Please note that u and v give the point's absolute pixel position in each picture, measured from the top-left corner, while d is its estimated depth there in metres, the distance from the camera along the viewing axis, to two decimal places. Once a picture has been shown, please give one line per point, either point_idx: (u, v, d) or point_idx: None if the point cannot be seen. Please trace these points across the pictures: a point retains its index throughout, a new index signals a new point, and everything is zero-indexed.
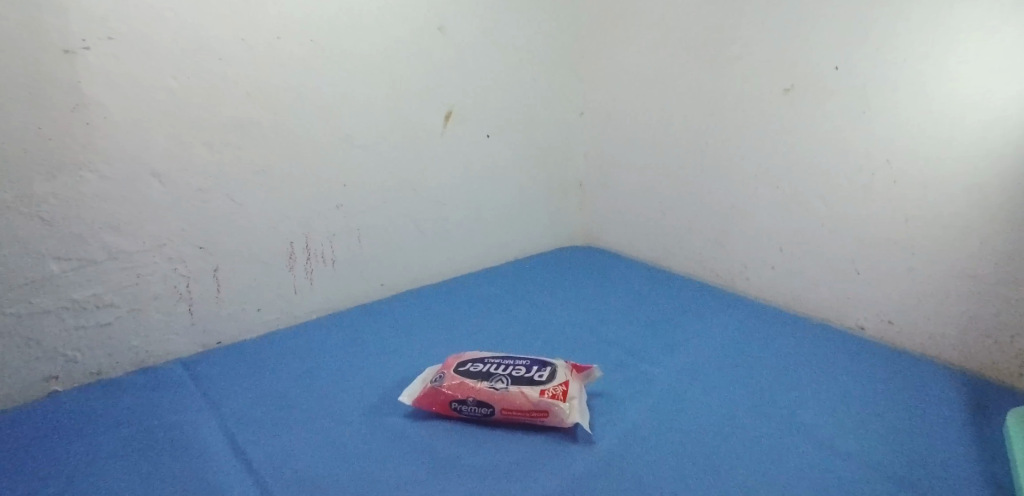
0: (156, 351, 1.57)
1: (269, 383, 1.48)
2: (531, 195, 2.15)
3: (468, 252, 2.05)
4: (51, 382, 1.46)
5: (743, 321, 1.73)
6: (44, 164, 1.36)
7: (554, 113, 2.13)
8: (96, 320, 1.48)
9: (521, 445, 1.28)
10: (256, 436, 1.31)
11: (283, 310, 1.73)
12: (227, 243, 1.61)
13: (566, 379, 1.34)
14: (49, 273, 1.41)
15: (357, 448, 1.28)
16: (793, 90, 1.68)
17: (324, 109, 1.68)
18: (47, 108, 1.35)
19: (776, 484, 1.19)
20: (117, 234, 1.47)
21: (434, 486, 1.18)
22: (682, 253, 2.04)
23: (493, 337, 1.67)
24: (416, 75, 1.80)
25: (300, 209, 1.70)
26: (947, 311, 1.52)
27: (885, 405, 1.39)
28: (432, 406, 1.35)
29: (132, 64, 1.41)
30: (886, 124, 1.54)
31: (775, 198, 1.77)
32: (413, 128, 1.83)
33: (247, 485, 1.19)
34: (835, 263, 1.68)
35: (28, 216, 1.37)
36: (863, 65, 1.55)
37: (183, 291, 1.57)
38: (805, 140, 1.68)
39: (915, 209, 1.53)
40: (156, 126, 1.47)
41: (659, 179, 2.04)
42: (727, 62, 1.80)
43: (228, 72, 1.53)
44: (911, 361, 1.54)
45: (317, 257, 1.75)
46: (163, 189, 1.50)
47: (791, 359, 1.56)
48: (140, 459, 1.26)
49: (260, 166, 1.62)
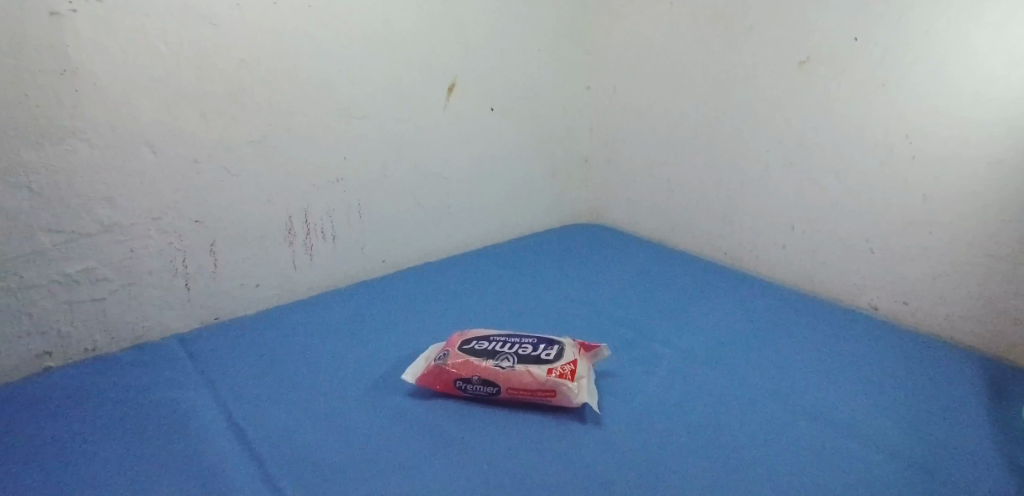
0: (152, 327, 1.54)
1: (267, 361, 1.45)
2: (536, 172, 2.10)
3: (470, 230, 2.01)
4: (45, 357, 1.43)
5: (753, 301, 1.69)
6: (33, 132, 1.32)
7: (560, 87, 2.07)
8: (90, 295, 1.45)
9: (526, 425, 1.25)
10: (256, 414, 1.28)
11: (283, 286, 1.70)
12: (224, 217, 1.57)
13: (573, 358, 1.30)
14: (41, 246, 1.37)
15: (358, 426, 1.25)
16: (808, 63, 1.63)
17: (324, 81, 1.63)
18: (35, 74, 1.30)
19: (787, 465, 1.16)
20: (110, 206, 1.43)
21: (437, 465, 1.15)
22: (690, 232, 2.00)
23: (497, 315, 1.64)
24: (418, 47, 1.75)
25: (298, 184, 1.65)
26: (964, 291, 1.48)
27: (901, 387, 1.36)
28: (435, 385, 1.32)
29: (123, 30, 1.36)
30: (903, 98, 1.49)
31: (787, 175, 1.72)
32: (416, 101, 1.79)
33: (246, 462, 1.17)
34: (848, 242, 1.64)
35: (18, 187, 1.33)
36: (883, 36, 1.49)
37: (179, 266, 1.54)
38: (819, 114, 1.63)
39: (931, 185, 1.48)
40: (149, 95, 1.42)
41: (667, 156, 2.00)
42: (739, 33, 1.74)
43: (223, 39, 1.47)
44: (925, 342, 1.51)
45: (318, 232, 1.71)
46: (157, 160, 1.46)
47: (803, 339, 1.52)
48: (135, 437, 1.23)
49: (257, 138, 1.57)
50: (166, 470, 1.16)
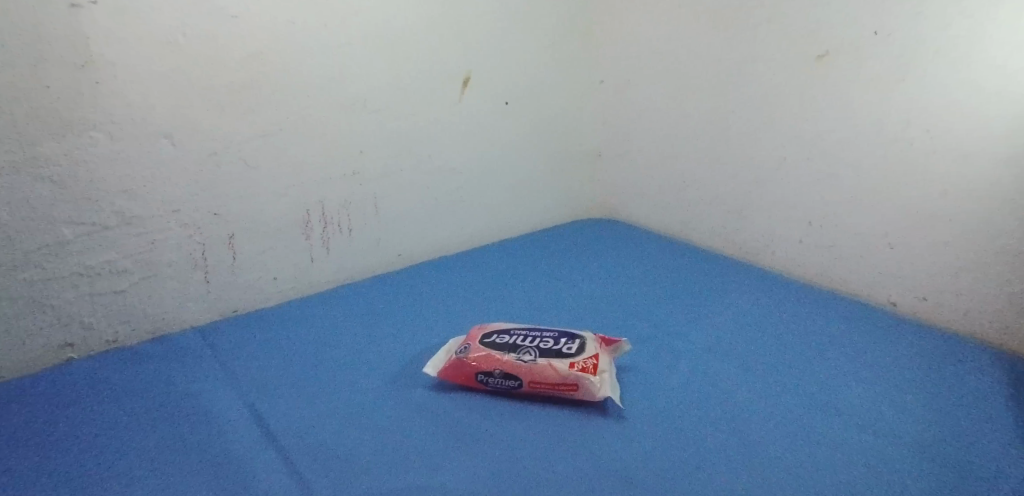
0: (171, 319, 1.54)
1: (287, 353, 1.45)
2: (549, 166, 2.10)
3: (484, 224, 2.01)
4: (67, 349, 1.43)
5: (772, 296, 1.69)
6: (53, 123, 1.32)
7: (573, 81, 2.07)
8: (111, 287, 1.45)
9: (548, 419, 1.24)
10: (277, 406, 1.28)
11: (299, 279, 1.70)
12: (242, 209, 1.57)
13: (595, 352, 1.30)
14: (63, 238, 1.37)
15: (380, 419, 1.25)
16: (826, 56, 1.62)
17: (339, 73, 1.62)
18: (55, 65, 1.30)
19: (811, 459, 1.16)
20: (130, 198, 1.43)
21: (461, 458, 1.15)
22: (705, 226, 1.99)
23: (514, 309, 1.64)
24: (417, 45, 1.72)
25: (315, 176, 1.65)
26: (985, 287, 1.47)
27: (922, 383, 1.35)
28: (456, 378, 1.32)
29: (141, 21, 1.36)
30: (923, 92, 1.48)
31: (804, 169, 1.71)
32: (420, 98, 1.76)
33: (269, 454, 1.17)
34: (866, 237, 1.63)
35: (40, 179, 1.33)
36: (903, 29, 1.48)
37: (198, 258, 1.54)
38: (837, 108, 1.62)
39: (952, 180, 1.47)
40: (167, 86, 1.42)
41: (682, 150, 1.99)
42: (756, 27, 1.73)
43: (239, 31, 1.47)
44: (946, 338, 1.50)
45: (334, 225, 1.71)
46: (175, 151, 1.46)
47: (822, 334, 1.52)
48: (158, 428, 1.23)
49: (274, 130, 1.57)
50: (190, 462, 1.16)
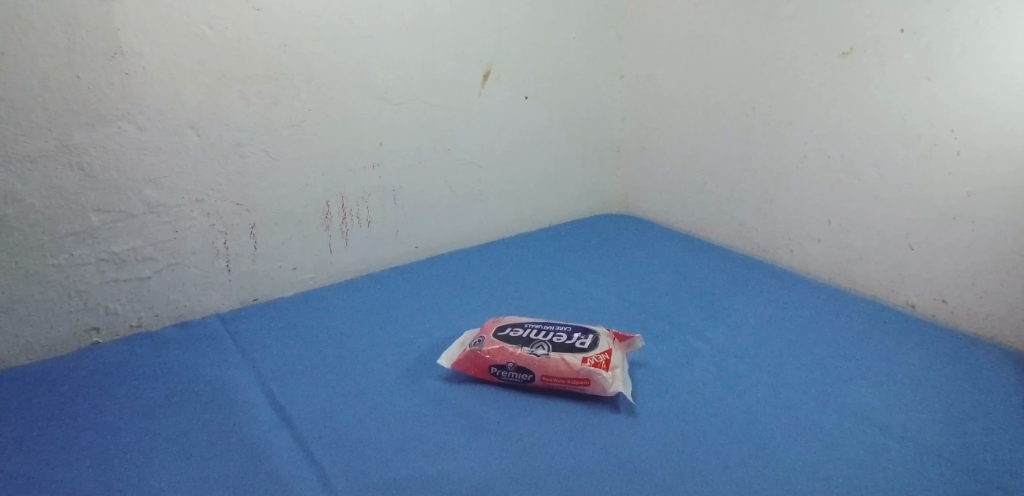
0: (194, 306, 1.57)
1: (306, 343, 1.47)
2: (568, 160, 2.10)
3: (502, 217, 2.02)
4: (93, 333, 1.47)
5: (788, 294, 1.68)
6: (83, 113, 1.35)
7: (595, 74, 2.07)
8: (136, 273, 1.48)
9: (560, 412, 1.26)
10: (296, 393, 1.31)
11: (319, 269, 1.72)
12: (264, 200, 1.59)
13: (608, 347, 1.31)
14: (90, 225, 1.41)
15: (395, 409, 1.27)
16: (851, 53, 1.60)
17: (362, 65, 1.64)
18: (86, 57, 1.33)
19: (824, 460, 1.15)
20: (155, 187, 1.46)
21: (473, 449, 1.17)
22: (724, 223, 1.99)
23: (530, 303, 1.65)
24: (421, 45, 1.71)
25: (335, 168, 1.67)
26: (1007, 290, 1.45)
27: (939, 386, 1.34)
28: (470, 370, 1.33)
29: (169, 13, 1.39)
30: (950, 91, 1.46)
31: (824, 168, 1.70)
32: (431, 94, 1.76)
33: (287, 440, 1.19)
34: (887, 237, 1.62)
35: (69, 167, 1.36)
36: (931, 26, 1.46)
37: (220, 247, 1.57)
38: (861, 107, 1.61)
39: (976, 181, 1.46)
40: (193, 77, 1.44)
41: (702, 147, 1.98)
42: (780, 23, 1.72)
43: (264, 23, 1.49)
44: (965, 341, 1.49)
45: (353, 216, 1.73)
46: (201, 142, 1.48)
47: (839, 335, 1.51)
48: (178, 413, 1.26)
49: (297, 122, 1.59)
50: (209, 446, 1.19)
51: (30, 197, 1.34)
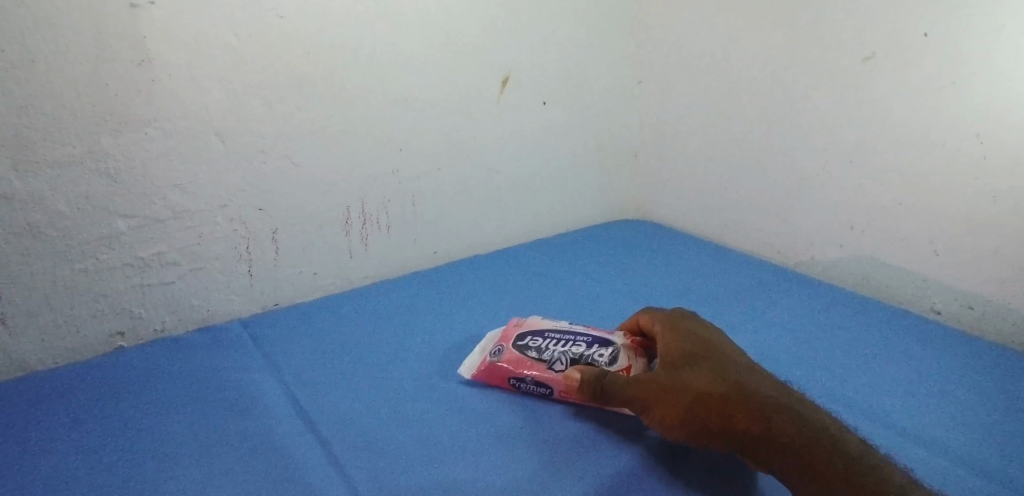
0: (216, 311, 1.58)
1: (330, 347, 1.48)
2: (586, 165, 2.09)
3: (519, 223, 2.01)
4: (118, 337, 1.49)
5: (810, 300, 1.67)
6: (110, 120, 1.37)
7: (614, 80, 2.06)
8: (160, 277, 1.50)
9: (582, 418, 1.25)
10: (319, 397, 1.31)
11: (339, 274, 1.73)
12: (286, 206, 1.60)
13: (627, 364, 1.26)
14: (117, 230, 1.42)
15: (418, 413, 1.27)
16: (873, 58, 1.59)
17: (383, 70, 1.64)
18: (115, 63, 1.35)
19: None
20: (180, 192, 1.47)
21: (496, 456, 1.17)
22: (743, 229, 1.97)
23: (549, 310, 1.64)
24: (440, 51, 1.71)
25: (356, 174, 1.68)
26: None
27: (969, 393, 1.33)
28: (490, 380, 1.33)
29: (195, 20, 1.40)
30: (977, 94, 1.45)
31: (846, 173, 1.69)
32: (451, 100, 1.77)
33: (312, 443, 1.20)
34: (912, 243, 1.60)
35: (97, 173, 1.38)
36: (958, 31, 1.45)
37: (242, 251, 1.57)
38: (883, 112, 1.59)
39: (1003, 186, 1.44)
40: (218, 84, 1.46)
41: (722, 152, 1.97)
42: (801, 27, 1.71)
43: (287, 29, 1.50)
44: (992, 347, 1.47)
45: (373, 222, 1.74)
46: (225, 148, 1.50)
47: (865, 340, 1.49)
48: (202, 417, 1.27)
49: (318, 128, 1.60)
50: (235, 450, 1.19)
51: (59, 202, 1.36)
